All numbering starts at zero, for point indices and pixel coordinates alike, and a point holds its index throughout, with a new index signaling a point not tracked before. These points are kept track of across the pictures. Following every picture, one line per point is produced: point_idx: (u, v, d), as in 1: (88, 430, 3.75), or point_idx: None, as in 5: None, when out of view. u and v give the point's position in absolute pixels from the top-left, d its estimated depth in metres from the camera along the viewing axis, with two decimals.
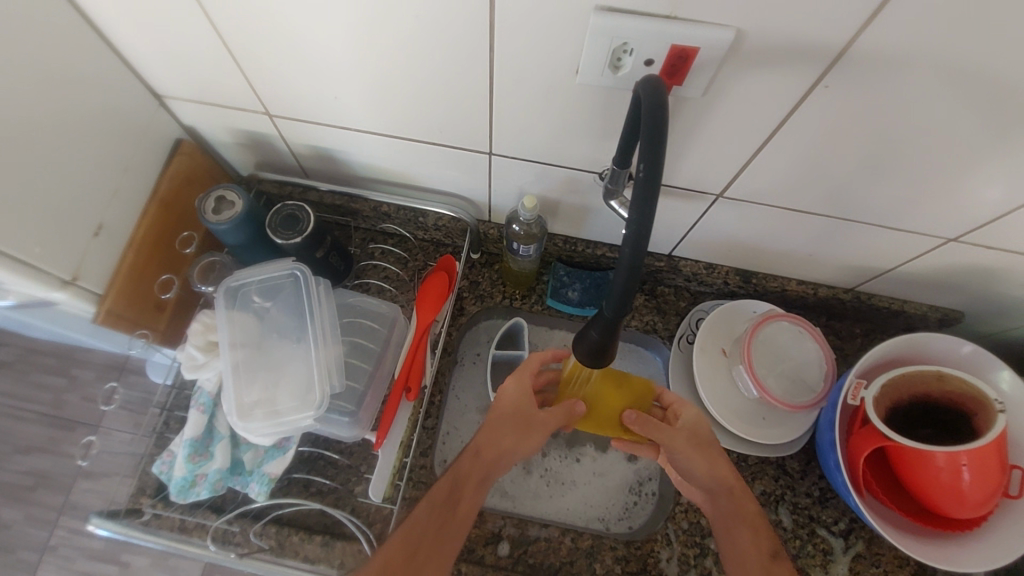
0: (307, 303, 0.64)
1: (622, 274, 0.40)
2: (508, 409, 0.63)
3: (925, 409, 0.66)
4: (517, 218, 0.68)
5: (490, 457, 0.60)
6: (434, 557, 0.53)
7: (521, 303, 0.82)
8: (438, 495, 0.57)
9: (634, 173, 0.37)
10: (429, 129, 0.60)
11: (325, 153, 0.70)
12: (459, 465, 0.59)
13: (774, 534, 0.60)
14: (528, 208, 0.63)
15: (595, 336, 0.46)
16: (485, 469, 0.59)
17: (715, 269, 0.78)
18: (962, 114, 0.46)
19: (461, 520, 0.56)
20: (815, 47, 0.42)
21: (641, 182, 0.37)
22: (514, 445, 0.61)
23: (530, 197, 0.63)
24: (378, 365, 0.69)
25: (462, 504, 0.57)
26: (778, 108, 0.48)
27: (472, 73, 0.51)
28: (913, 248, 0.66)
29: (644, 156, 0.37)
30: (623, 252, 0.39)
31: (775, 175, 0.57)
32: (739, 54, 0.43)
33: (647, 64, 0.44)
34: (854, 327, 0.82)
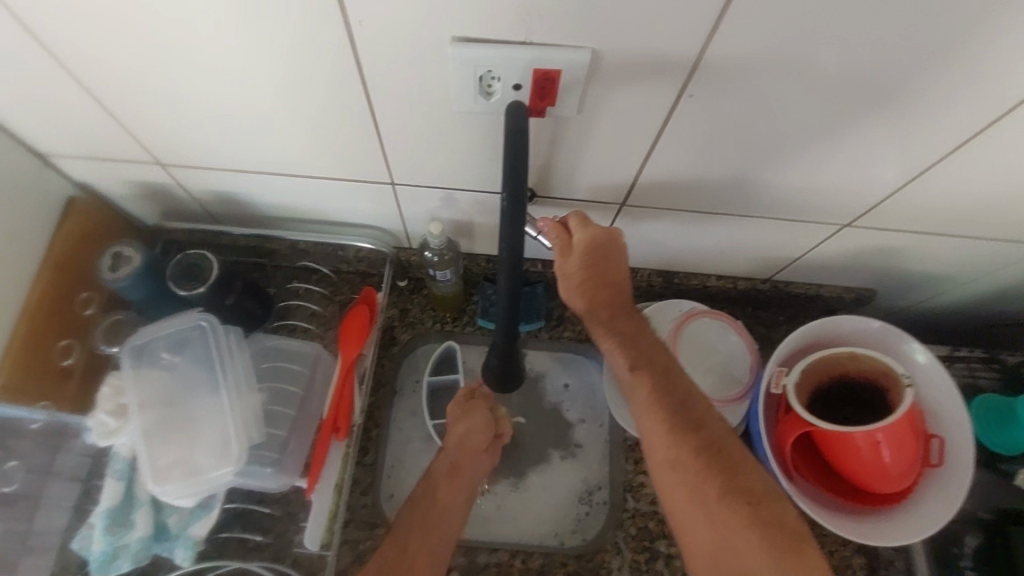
0: (215, 353, 0.61)
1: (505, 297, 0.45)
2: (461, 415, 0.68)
3: (843, 390, 0.68)
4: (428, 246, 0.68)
5: (456, 455, 0.66)
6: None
7: (453, 327, 0.81)
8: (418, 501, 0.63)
9: (500, 202, 0.39)
10: (324, 164, 0.59)
11: (229, 198, 0.68)
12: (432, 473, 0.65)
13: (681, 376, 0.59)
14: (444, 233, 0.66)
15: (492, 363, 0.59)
16: (458, 467, 0.65)
17: (638, 272, 0.79)
18: (824, 107, 0.48)
19: (442, 512, 0.62)
20: (671, 61, 0.43)
21: (506, 209, 0.40)
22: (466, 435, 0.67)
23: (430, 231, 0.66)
24: (303, 409, 0.67)
25: (439, 501, 0.63)
26: (653, 120, 0.49)
27: (352, 106, 0.50)
28: (815, 236, 0.68)
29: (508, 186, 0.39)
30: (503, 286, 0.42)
31: (669, 180, 0.58)
32: (605, 73, 0.44)
33: (516, 88, 0.45)
34: (778, 314, 0.83)
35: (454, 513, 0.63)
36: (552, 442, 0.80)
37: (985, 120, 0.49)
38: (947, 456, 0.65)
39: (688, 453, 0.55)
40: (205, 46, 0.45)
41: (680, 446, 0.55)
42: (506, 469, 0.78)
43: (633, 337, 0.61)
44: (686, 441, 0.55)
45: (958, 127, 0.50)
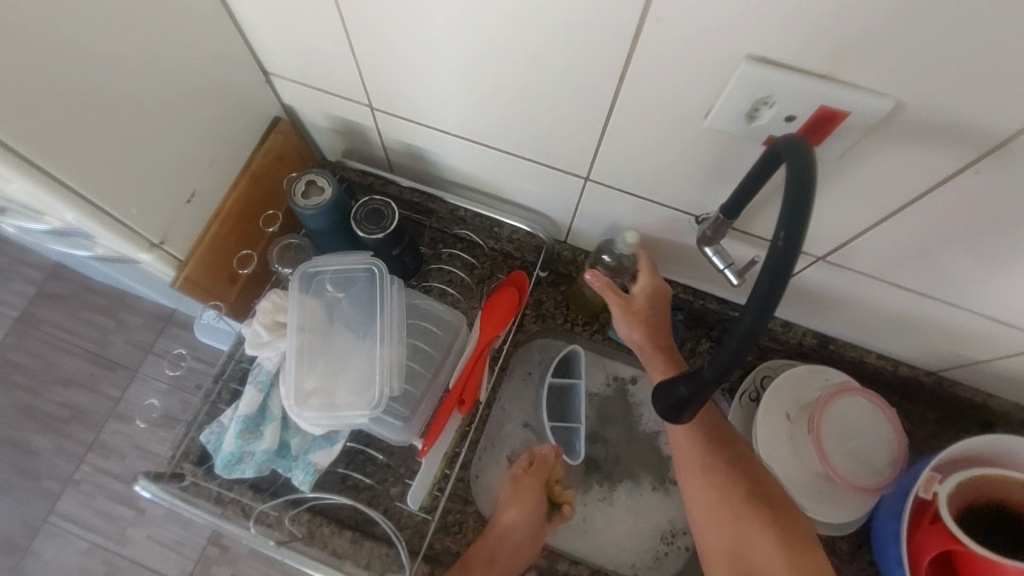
0: (379, 299, 0.63)
1: (734, 345, 0.38)
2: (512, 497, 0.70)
3: (998, 514, 0.61)
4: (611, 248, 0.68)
5: (496, 539, 0.67)
6: None
7: (581, 330, 0.80)
8: None
9: (771, 245, 0.35)
10: (528, 143, 0.59)
11: (414, 151, 0.69)
12: (470, 555, 0.66)
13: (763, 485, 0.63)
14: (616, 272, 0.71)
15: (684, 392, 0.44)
16: (491, 552, 0.66)
17: (793, 328, 0.74)
18: None
19: None
20: (975, 132, 0.38)
21: (776, 251, 0.35)
22: (513, 520, 0.68)
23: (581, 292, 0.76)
24: (436, 373, 0.68)
25: None
26: (910, 186, 0.45)
27: (591, 97, 0.49)
28: (1017, 345, 0.61)
29: (785, 229, 0.35)
30: (742, 324, 0.37)
31: (883, 249, 0.54)
32: (891, 126, 0.40)
33: (787, 120, 0.42)
34: (927, 411, 0.77)
35: None
36: (650, 472, 0.77)
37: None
38: None
39: (744, 526, 0.61)
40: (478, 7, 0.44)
41: (736, 517, 0.61)
42: (597, 485, 0.77)
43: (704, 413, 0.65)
44: (737, 517, 0.61)
45: None
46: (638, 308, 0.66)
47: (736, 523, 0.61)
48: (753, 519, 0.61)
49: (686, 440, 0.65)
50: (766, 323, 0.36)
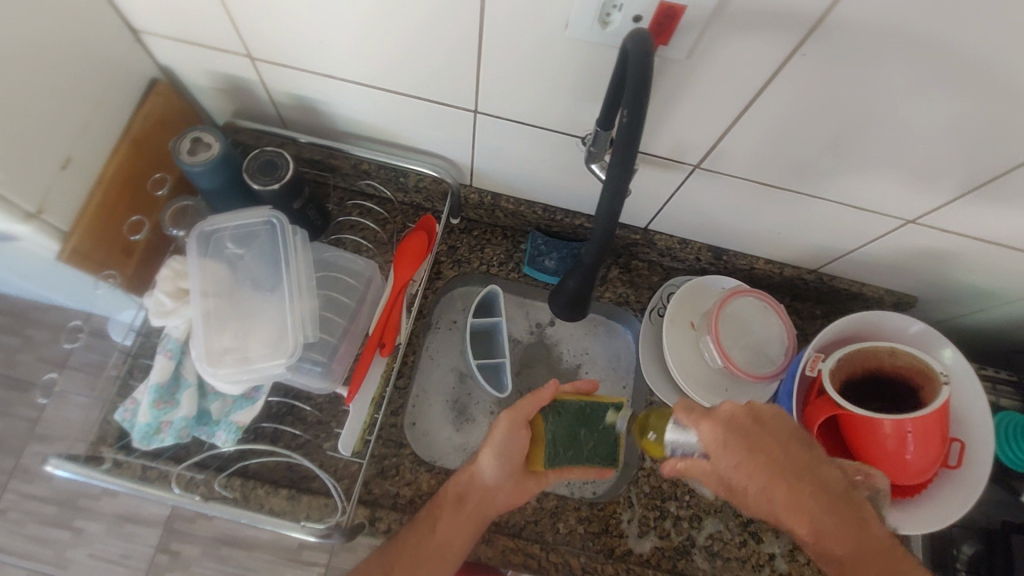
0: (282, 250, 0.63)
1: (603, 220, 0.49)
2: (491, 442, 0.63)
3: (874, 381, 0.69)
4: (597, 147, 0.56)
5: (466, 481, 0.65)
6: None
7: (498, 271, 0.83)
8: (421, 525, 0.64)
9: (619, 119, 0.41)
10: (414, 80, 0.60)
11: (306, 103, 0.69)
12: (444, 492, 0.66)
13: (830, 487, 0.51)
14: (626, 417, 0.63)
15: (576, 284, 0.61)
16: (466, 495, 0.64)
17: (688, 244, 0.80)
18: (930, 93, 0.48)
19: (439, 539, 0.63)
20: (793, 14, 0.43)
21: (625, 126, 0.42)
22: (485, 463, 0.63)
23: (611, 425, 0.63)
24: (352, 321, 0.69)
25: (439, 528, 0.63)
26: (756, 78, 0.50)
27: (463, 19, 0.50)
28: (875, 230, 0.69)
29: (629, 105, 0.41)
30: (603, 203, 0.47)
31: (749, 148, 0.59)
32: (724, 18, 0.44)
33: (635, 21, 0.45)
34: (814, 308, 0.85)
35: (454, 544, 0.63)
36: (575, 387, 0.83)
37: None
38: (966, 458, 0.67)
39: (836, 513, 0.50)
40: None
41: (824, 501, 0.50)
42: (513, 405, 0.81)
43: (727, 443, 0.52)
44: (825, 491, 0.51)
45: None
46: (735, 436, 0.53)
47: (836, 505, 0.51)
48: (840, 494, 0.51)
49: (726, 470, 0.53)
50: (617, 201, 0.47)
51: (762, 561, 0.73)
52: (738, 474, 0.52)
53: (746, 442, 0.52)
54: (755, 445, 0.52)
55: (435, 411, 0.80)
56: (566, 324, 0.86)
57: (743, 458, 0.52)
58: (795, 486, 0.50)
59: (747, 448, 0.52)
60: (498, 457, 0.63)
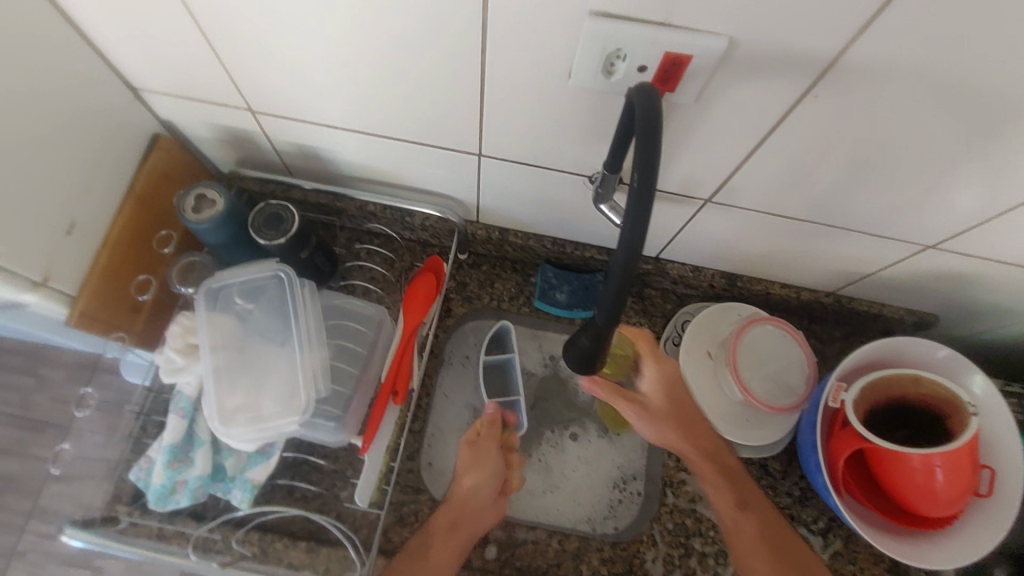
0: (290, 303, 0.62)
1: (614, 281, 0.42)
2: (468, 459, 0.70)
3: (898, 410, 0.68)
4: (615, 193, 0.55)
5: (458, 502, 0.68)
6: None
7: (509, 306, 0.82)
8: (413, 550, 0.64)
9: (628, 189, 0.38)
10: (416, 127, 0.59)
11: (307, 150, 0.68)
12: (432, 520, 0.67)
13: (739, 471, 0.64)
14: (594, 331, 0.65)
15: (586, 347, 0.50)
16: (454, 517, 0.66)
17: (702, 272, 0.79)
18: (948, 126, 0.46)
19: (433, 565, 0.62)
20: (803, 58, 0.42)
21: (635, 198, 0.38)
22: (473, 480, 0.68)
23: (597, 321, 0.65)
24: (364, 368, 0.68)
25: (434, 552, 0.63)
26: (766, 118, 0.48)
27: (464, 70, 0.49)
28: (893, 254, 0.67)
29: (639, 171, 0.38)
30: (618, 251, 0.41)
31: (761, 182, 0.57)
32: (732, 64, 0.43)
33: (640, 70, 0.44)
34: (833, 329, 0.84)
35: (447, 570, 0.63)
36: (591, 418, 0.82)
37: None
38: (998, 487, 0.65)
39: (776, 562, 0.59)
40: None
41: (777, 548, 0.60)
42: (527, 442, 0.80)
43: (671, 402, 0.66)
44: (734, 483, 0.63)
45: None
46: (659, 390, 0.66)
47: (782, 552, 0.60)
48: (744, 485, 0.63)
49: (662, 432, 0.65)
50: (637, 251, 0.41)
51: None
52: (670, 435, 0.65)
53: (676, 407, 0.65)
54: (687, 411, 0.65)
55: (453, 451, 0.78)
56: None
57: (671, 416, 0.65)
58: (706, 454, 0.64)
59: (676, 410, 0.65)
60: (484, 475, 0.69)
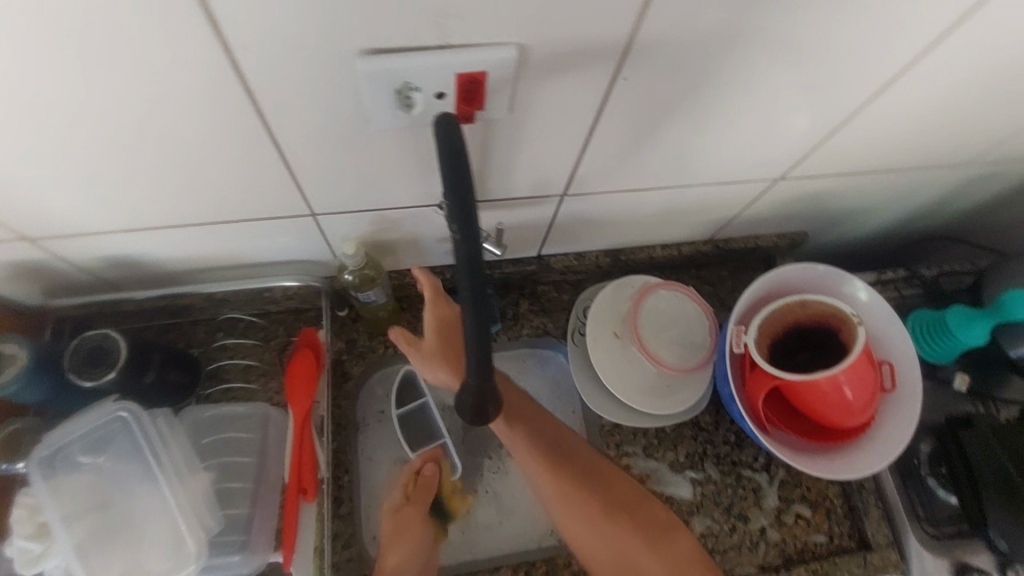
0: (149, 444, 0.54)
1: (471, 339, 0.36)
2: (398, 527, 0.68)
3: (798, 336, 0.70)
4: None
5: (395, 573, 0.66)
6: None
7: (406, 348, 0.77)
8: None
9: (452, 243, 0.34)
10: (229, 206, 0.52)
11: (119, 258, 0.59)
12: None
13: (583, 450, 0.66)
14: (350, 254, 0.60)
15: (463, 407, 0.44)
16: None
17: (584, 257, 0.78)
18: (756, 73, 0.46)
19: None
20: (600, 47, 0.39)
21: (462, 253, 0.34)
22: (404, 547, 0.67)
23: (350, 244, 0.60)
24: (261, 478, 0.60)
25: None
26: (587, 109, 0.46)
27: (253, 139, 0.43)
28: (750, 193, 0.69)
29: (456, 218, 0.34)
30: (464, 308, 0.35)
31: (607, 166, 0.56)
32: (531, 68, 0.40)
33: (439, 97, 0.40)
34: (722, 271, 0.86)
35: None
36: None
37: (917, 55, 0.48)
38: (899, 379, 0.70)
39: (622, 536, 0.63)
40: (43, 89, 0.36)
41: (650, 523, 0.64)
42: (467, 478, 0.77)
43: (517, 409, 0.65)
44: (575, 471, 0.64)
45: (890, 70, 0.49)
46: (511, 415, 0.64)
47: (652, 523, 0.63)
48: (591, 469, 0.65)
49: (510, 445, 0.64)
50: (485, 305, 0.35)
51: (756, 538, 0.74)
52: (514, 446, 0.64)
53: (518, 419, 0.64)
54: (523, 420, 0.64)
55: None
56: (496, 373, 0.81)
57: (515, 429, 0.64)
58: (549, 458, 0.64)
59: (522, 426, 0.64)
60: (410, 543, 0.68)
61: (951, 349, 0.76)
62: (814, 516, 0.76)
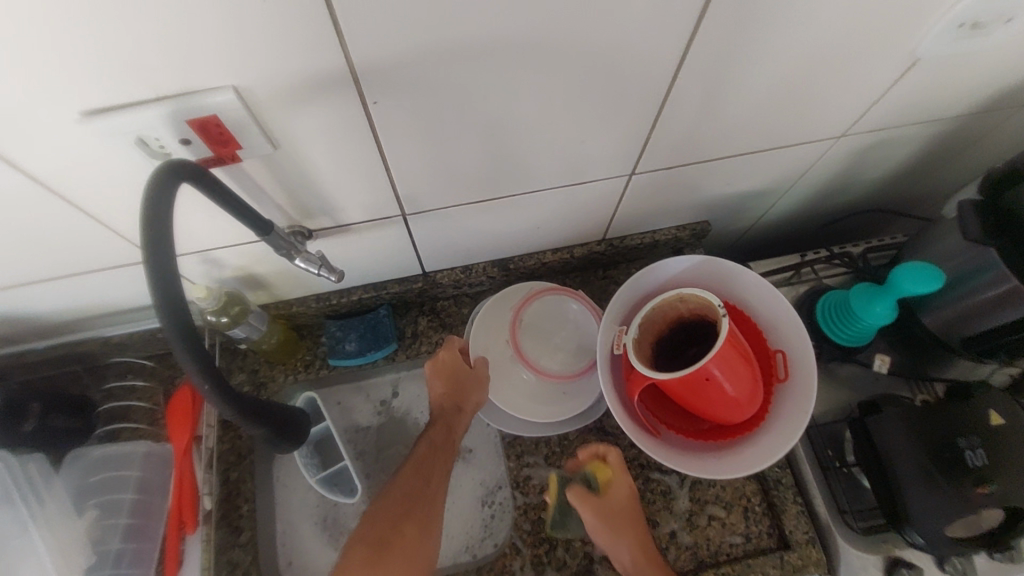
0: (27, 488, 0.61)
1: (208, 380, 0.39)
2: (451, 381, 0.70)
3: (680, 330, 0.67)
4: (290, 248, 0.53)
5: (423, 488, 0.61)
6: (404, 543, 0.56)
7: (305, 374, 0.78)
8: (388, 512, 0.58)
9: (157, 309, 0.36)
10: (67, 261, 0.55)
11: (0, 317, 0.63)
12: (399, 489, 0.60)
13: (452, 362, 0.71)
14: (202, 298, 0.60)
15: (254, 432, 0.47)
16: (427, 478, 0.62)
17: (472, 269, 0.78)
18: (524, 78, 0.46)
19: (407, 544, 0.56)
20: (324, 75, 0.40)
21: (162, 306, 0.36)
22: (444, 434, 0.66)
23: (200, 287, 0.60)
24: (141, 513, 0.65)
25: (407, 529, 0.57)
26: (360, 132, 0.47)
27: (41, 200, 0.46)
28: (613, 191, 0.67)
29: (151, 271, 0.35)
30: (190, 361, 0.37)
31: (431, 183, 0.56)
32: (267, 104, 0.41)
33: (187, 144, 0.42)
34: (627, 269, 0.84)
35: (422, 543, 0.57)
36: None
37: (690, 38, 0.46)
38: (792, 367, 0.66)
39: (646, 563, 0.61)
40: None
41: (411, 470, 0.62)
42: None
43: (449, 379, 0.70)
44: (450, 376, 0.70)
45: (676, 56, 0.48)
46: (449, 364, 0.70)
47: (417, 466, 0.63)
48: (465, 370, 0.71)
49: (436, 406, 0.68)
50: (207, 355, 0.38)
51: (665, 542, 0.71)
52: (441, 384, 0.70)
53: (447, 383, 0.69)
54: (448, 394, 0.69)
55: (309, 537, 0.74)
56: (407, 391, 0.83)
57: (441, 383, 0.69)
58: (439, 375, 0.70)
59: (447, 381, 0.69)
60: (459, 409, 0.68)
61: (866, 331, 0.70)
62: (730, 516, 0.73)
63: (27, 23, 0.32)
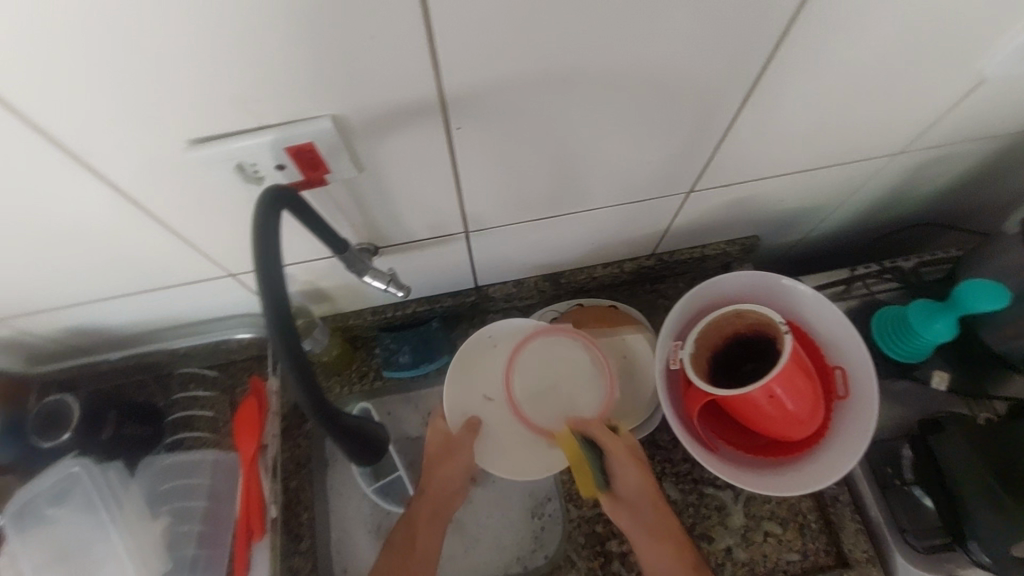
0: (103, 493, 0.62)
1: (307, 396, 0.40)
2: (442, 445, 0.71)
3: (736, 346, 0.68)
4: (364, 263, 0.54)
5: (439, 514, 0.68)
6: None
7: (360, 386, 0.80)
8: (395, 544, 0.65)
9: (269, 329, 0.37)
10: (150, 278, 0.58)
11: (81, 328, 0.66)
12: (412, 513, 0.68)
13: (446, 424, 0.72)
14: None
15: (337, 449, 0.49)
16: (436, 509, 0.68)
17: (523, 283, 0.79)
18: (600, 103, 0.47)
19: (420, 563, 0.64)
20: (416, 104, 0.42)
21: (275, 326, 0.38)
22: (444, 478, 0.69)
23: None
24: (213, 520, 0.67)
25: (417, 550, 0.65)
26: (441, 156, 0.48)
27: (138, 220, 0.48)
28: (669, 207, 0.68)
29: (264, 292, 0.37)
30: (295, 381, 0.39)
31: (498, 202, 0.58)
32: (359, 130, 0.43)
33: (281, 169, 0.44)
34: (675, 283, 0.85)
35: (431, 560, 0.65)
36: None
37: (764, 63, 0.47)
38: (852, 384, 0.66)
39: (674, 551, 0.62)
40: None
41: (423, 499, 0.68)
42: None
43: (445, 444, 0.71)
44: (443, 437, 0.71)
45: (747, 80, 0.49)
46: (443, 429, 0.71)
47: (435, 495, 0.69)
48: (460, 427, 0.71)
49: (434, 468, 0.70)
50: (309, 374, 0.39)
51: (721, 558, 0.71)
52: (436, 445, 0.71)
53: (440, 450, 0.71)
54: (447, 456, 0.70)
55: (367, 545, 0.75)
56: None
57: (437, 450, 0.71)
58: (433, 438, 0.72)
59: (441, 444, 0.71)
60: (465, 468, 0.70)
61: (924, 347, 0.70)
62: (786, 533, 0.72)
63: (155, 63, 0.35)
